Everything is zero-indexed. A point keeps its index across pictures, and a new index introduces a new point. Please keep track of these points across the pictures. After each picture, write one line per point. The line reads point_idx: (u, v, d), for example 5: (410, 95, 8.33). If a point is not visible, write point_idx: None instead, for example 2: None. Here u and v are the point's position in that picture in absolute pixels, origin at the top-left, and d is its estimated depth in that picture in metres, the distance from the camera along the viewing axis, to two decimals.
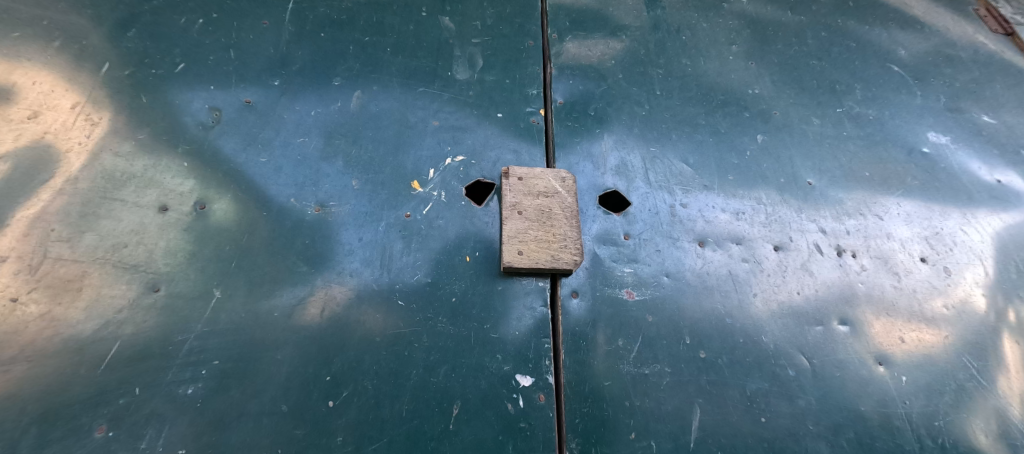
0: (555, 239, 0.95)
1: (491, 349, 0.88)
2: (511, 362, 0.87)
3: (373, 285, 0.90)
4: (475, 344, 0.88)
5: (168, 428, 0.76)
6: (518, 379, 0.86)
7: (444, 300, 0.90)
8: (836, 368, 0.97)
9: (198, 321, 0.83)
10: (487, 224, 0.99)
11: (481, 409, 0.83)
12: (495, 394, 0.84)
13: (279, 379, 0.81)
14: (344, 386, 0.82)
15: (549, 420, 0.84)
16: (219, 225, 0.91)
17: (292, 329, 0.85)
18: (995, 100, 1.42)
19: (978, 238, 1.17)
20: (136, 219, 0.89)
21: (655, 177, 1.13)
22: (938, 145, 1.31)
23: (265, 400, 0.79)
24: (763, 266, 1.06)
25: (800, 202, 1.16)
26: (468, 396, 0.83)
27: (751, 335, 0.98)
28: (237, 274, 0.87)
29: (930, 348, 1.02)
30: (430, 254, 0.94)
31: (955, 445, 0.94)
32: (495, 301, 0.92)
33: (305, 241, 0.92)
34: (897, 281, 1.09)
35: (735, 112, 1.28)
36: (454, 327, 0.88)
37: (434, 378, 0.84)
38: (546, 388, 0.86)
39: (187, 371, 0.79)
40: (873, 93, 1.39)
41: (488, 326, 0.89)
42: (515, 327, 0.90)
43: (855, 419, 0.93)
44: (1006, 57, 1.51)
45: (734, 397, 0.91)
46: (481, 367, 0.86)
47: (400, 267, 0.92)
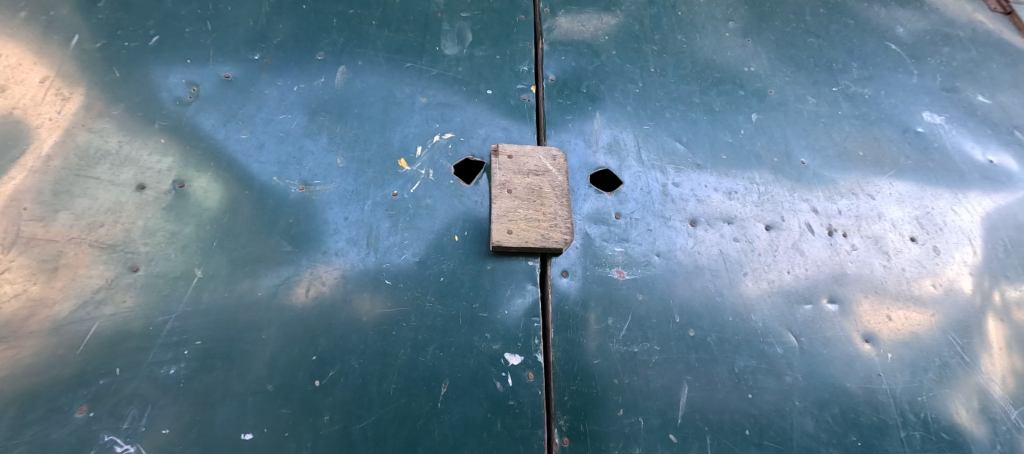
0: (545, 219, 0.94)
1: (480, 328, 0.87)
2: (499, 341, 0.87)
3: (361, 264, 0.89)
4: (463, 323, 0.87)
5: (150, 409, 0.75)
6: (507, 358, 0.86)
7: (431, 280, 0.90)
8: (824, 346, 0.98)
9: (178, 301, 0.82)
10: (476, 203, 0.98)
11: (470, 387, 0.83)
12: (483, 372, 0.84)
13: (264, 358, 0.80)
14: (331, 366, 0.82)
15: (537, 398, 0.84)
16: (200, 204, 0.89)
17: (277, 308, 0.84)
18: (992, 80, 1.41)
19: (968, 218, 1.17)
20: (111, 198, 0.87)
21: (647, 155, 1.12)
22: (932, 125, 1.30)
23: (251, 380, 0.79)
24: (755, 246, 1.06)
25: (793, 181, 1.16)
26: (456, 375, 0.84)
27: (741, 313, 0.98)
28: (219, 254, 0.86)
29: (916, 326, 1.03)
30: (417, 234, 0.93)
31: (937, 420, 0.95)
32: (484, 280, 0.91)
33: (290, 220, 0.91)
34: (887, 260, 1.09)
35: (730, 91, 1.26)
36: (442, 306, 0.88)
37: (422, 357, 0.84)
38: (535, 367, 0.86)
39: (169, 352, 0.79)
40: (869, 71, 1.37)
41: (477, 305, 0.89)
42: (505, 307, 0.90)
43: (840, 394, 0.94)
44: (1004, 36, 1.49)
45: (722, 374, 0.92)
46: (470, 346, 0.86)
47: (387, 247, 0.91)
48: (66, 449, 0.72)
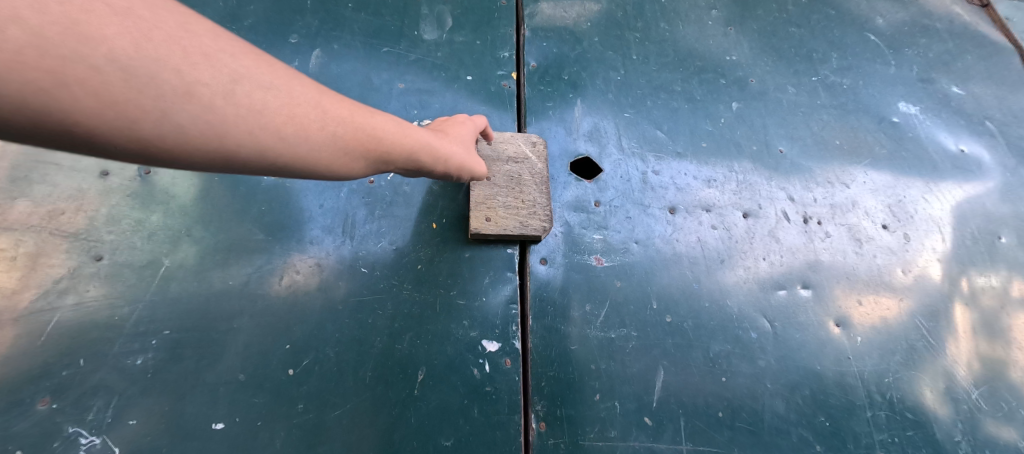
0: (524, 206, 0.94)
1: (457, 315, 0.88)
2: (477, 329, 0.87)
3: (337, 252, 0.89)
4: (440, 310, 0.87)
5: (116, 400, 0.75)
6: (485, 345, 0.86)
7: (408, 268, 0.90)
8: (796, 330, 1.00)
9: (146, 290, 0.82)
10: (455, 191, 0.97)
11: (447, 375, 0.83)
12: (461, 359, 0.85)
13: (237, 347, 0.81)
14: (306, 355, 0.82)
15: (514, 384, 0.85)
16: (166, 191, 0.89)
17: (249, 298, 0.84)
18: (966, 71, 1.43)
19: (938, 207, 1.20)
20: (73, 185, 0.87)
21: (627, 143, 1.13)
22: (908, 115, 1.32)
23: (222, 370, 0.79)
24: (732, 233, 1.08)
25: (771, 170, 1.17)
26: (433, 362, 0.84)
27: (717, 299, 1.00)
28: (187, 243, 0.86)
29: (886, 312, 1.06)
30: (394, 222, 0.93)
31: (902, 400, 0.98)
32: (462, 268, 0.91)
33: (262, 207, 0.90)
34: (859, 248, 1.12)
35: (711, 79, 1.27)
36: (419, 294, 0.88)
37: (399, 345, 0.84)
38: (511, 353, 0.87)
39: (136, 342, 0.79)
40: (848, 62, 1.39)
41: (454, 293, 0.89)
42: (482, 294, 0.90)
43: (811, 377, 0.97)
44: (980, 29, 1.52)
45: (698, 359, 0.94)
46: (448, 333, 0.86)
47: (363, 235, 0.91)
48: (29, 442, 0.71)
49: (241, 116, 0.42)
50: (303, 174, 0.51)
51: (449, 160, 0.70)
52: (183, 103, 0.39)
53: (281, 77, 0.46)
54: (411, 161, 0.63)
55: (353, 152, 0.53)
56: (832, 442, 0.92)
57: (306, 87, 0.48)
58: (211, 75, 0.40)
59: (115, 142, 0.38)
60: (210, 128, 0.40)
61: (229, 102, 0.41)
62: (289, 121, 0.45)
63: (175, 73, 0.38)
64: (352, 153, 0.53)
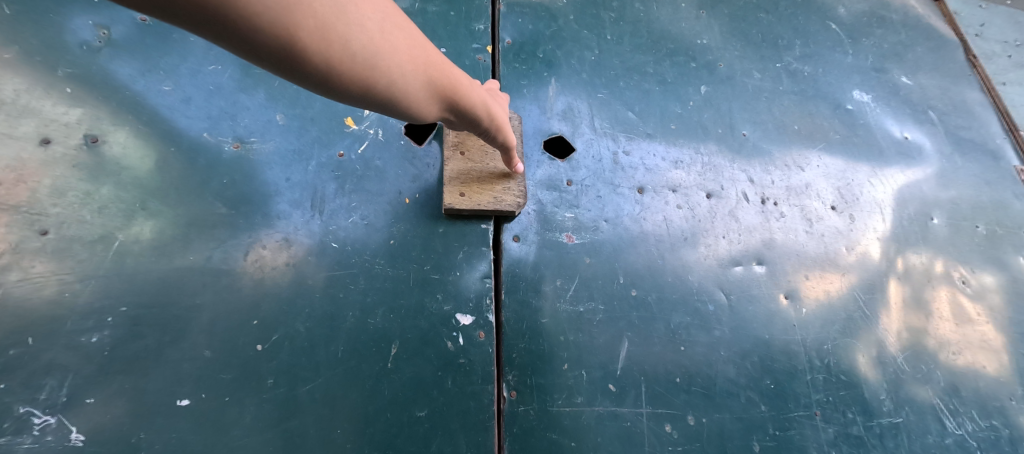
0: (496, 182, 0.98)
1: (431, 291, 0.91)
2: (450, 303, 0.91)
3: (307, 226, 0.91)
4: (413, 285, 0.90)
5: (70, 378, 0.75)
6: (458, 319, 0.90)
7: (381, 243, 0.92)
8: (749, 303, 1.08)
9: (99, 266, 0.81)
10: (426, 166, 1.00)
11: (421, 348, 0.87)
12: (435, 333, 0.88)
13: (200, 323, 0.81)
14: (274, 331, 0.83)
15: (488, 356, 0.89)
16: (118, 162, 0.87)
17: (212, 273, 0.84)
18: (916, 62, 1.52)
19: (881, 190, 1.30)
20: (11, 153, 0.84)
21: (600, 123, 1.16)
22: (861, 103, 1.40)
23: (186, 346, 0.80)
24: (696, 213, 1.14)
25: (733, 152, 1.24)
26: (407, 336, 0.87)
27: (679, 274, 1.06)
28: (142, 217, 0.85)
29: (830, 289, 1.15)
30: (365, 196, 0.95)
31: (838, 364, 1.08)
32: (436, 243, 0.94)
33: (223, 181, 0.90)
34: (809, 227, 1.20)
35: (682, 62, 1.31)
36: (392, 269, 0.91)
37: (372, 320, 0.87)
38: (485, 327, 0.91)
39: (91, 320, 0.78)
40: (810, 50, 1.45)
41: (428, 267, 0.92)
42: (455, 269, 0.93)
43: (760, 345, 1.05)
44: (931, 21, 1.61)
45: (659, 330, 1.00)
46: (422, 308, 0.89)
47: (333, 209, 0.93)
48: None
49: (369, 52, 0.49)
50: (383, 109, 0.59)
51: (491, 116, 0.80)
52: (337, 30, 0.46)
53: (401, 20, 0.53)
54: (460, 112, 0.72)
55: (429, 95, 0.62)
56: (777, 402, 1.01)
57: (416, 34, 0.56)
58: (359, 10, 0.47)
59: (276, 50, 0.44)
60: (346, 57, 0.48)
61: (365, 39, 0.48)
62: (397, 64, 0.53)
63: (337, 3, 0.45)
64: (434, 95, 0.63)
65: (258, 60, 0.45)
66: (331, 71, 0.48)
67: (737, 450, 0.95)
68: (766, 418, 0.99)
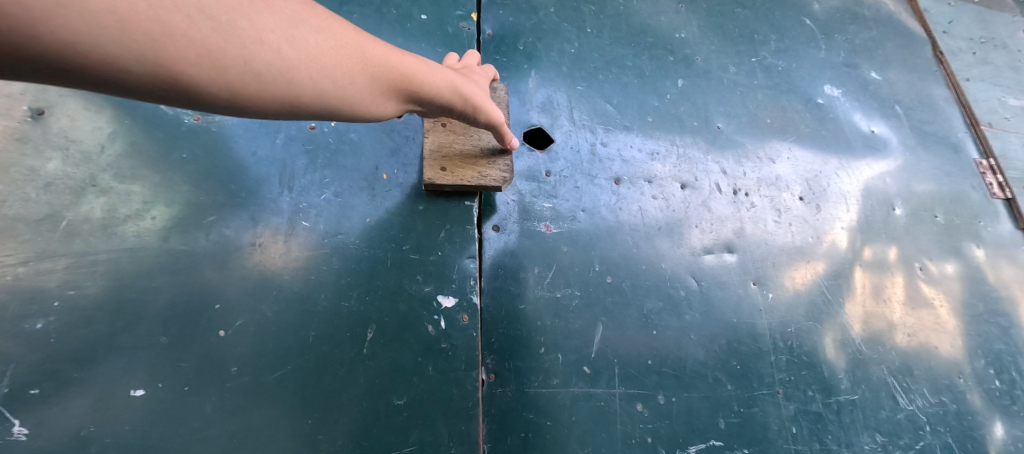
0: (475, 160, 1.02)
1: (410, 273, 0.95)
2: (431, 284, 0.95)
3: (271, 202, 0.94)
4: (391, 266, 0.95)
5: (13, 368, 0.75)
6: (440, 300, 0.95)
7: (357, 221, 0.97)
8: (719, 288, 1.14)
9: (47, 242, 0.82)
10: (405, 139, 1.06)
11: (400, 333, 0.91)
12: (415, 316, 0.93)
13: (155, 307, 0.83)
14: (237, 316, 0.86)
15: (471, 340, 0.93)
16: (66, 135, 0.89)
17: (166, 253, 0.86)
18: (886, 58, 1.58)
19: (848, 182, 1.36)
20: None
21: (578, 115, 1.20)
22: (831, 97, 1.46)
23: (140, 332, 0.81)
24: (670, 203, 1.19)
25: (708, 144, 1.28)
26: (384, 320, 0.91)
27: (652, 262, 1.12)
28: (94, 193, 0.87)
29: (800, 286, 1.20)
30: (337, 172, 0.99)
31: (800, 346, 1.14)
32: (416, 221, 1.00)
33: (181, 155, 0.92)
34: (778, 217, 1.26)
35: (660, 56, 1.35)
36: (368, 250, 0.95)
37: (347, 302, 0.91)
38: (469, 310, 0.95)
39: (34, 307, 0.79)
40: (785, 44, 1.49)
41: (406, 248, 0.97)
42: (433, 250, 0.98)
43: (728, 329, 1.11)
44: (903, 18, 1.66)
45: (632, 314, 1.06)
46: (401, 289, 0.94)
47: (303, 186, 0.97)
48: None
49: (284, 64, 0.49)
50: (336, 114, 0.59)
51: (459, 94, 0.78)
52: (236, 51, 0.45)
53: (313, 24, 0.52)
54: (425, 98, 0.71)
55: (375, 94, 0.61)
56: (742, 382, 1.07)
57: (338, 35, 0.54)
58: (255, 24, 0.47)
59: (180, 88, 0.44)
60: (259, 76, 0.47)
61: (274, 52, 0.48)
62: (324, 68, 0.52)
63: (224, 23, 0.45)
64: (382, 91, 0.62)
65: (177, 104, 0.47)
66: (251, 93, 0.48)
67: (705, 427, 1.02)
68: (732, 396, 1.05)
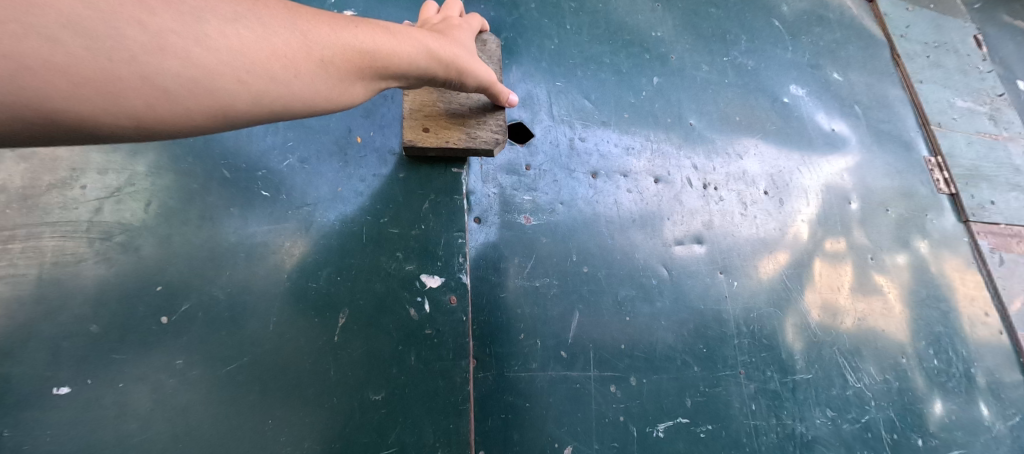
0: (456, 122, 1.01)
1: (386, 249, 0.95)
2: (412, 262, 0.95)
3: (220, 171, 0.87)
4: (367, 242, 0.94)
5: None
6: (424, 279, 0.95)
7: (327, 191, 0.95)
8: (688, 277, 1.21)
9: None
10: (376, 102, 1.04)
11: (378, 316, 0.90)
12: (393, 297, 0.92)
13: (86, 293, 0.75)
14: (183, 300, 0.79)
15: (459, 324, 0.95)
16: None
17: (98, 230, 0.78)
18: (847, 60, 1.67)
19: (810, 178, 1.45)
20: None
21: (557, 111, 1.25)
22: (796, 97, 1.54)
23: (66, 321, 0.73)
24: (644, 196, 1.25)
25: (681, 140, 1.35)
26: (358, 302, 0.90)
27: (627, 252, 1.18)
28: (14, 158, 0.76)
29: (764, 275, 1.29)
30: (301, 135, 0.95)
31: (762, 331, 1.23)
32: (396, 191, 0.99)
33: None
34: (744, 210, 1.34)
35: (637, 54, 1.40)
36: (342, 226, 0.94)
37: (315, 283, 0.88)
38: (456, 291, 0.96)
39: None
40: (755, 45, 1.56)
41: (383, 222, 0.96)
42: (413, 225, 0.98)
43: (696, 315, 1.18)
44: (864, 22, 1.76)
45: (607, 302, 1.12)
46: (379, 267, 0.93)
47: (265, 148, 0.92)
48: None
49: (196, 71, 0.44)
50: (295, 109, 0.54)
51: (428, 58, 0.71)
52: (133, 68, 0.41)
53: (228, 14, 0.47)
54: (392, 69, 0.64)
55: (327, 83, 0.55)
56: (707, 363, 1.15)
57: (262, 23, 0.49)
58: (150, 29, 0.42)
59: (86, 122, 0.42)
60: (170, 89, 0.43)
61: (183, 59, 0.43)
62: (253, 65, 0.47)
63: (107, 35, 0.40)
64: (337, 76, 0.56)
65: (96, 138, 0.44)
66: (172, 110, 0.44)
67: (674, 405, 1.09)
68: (698, 377, 1.13)
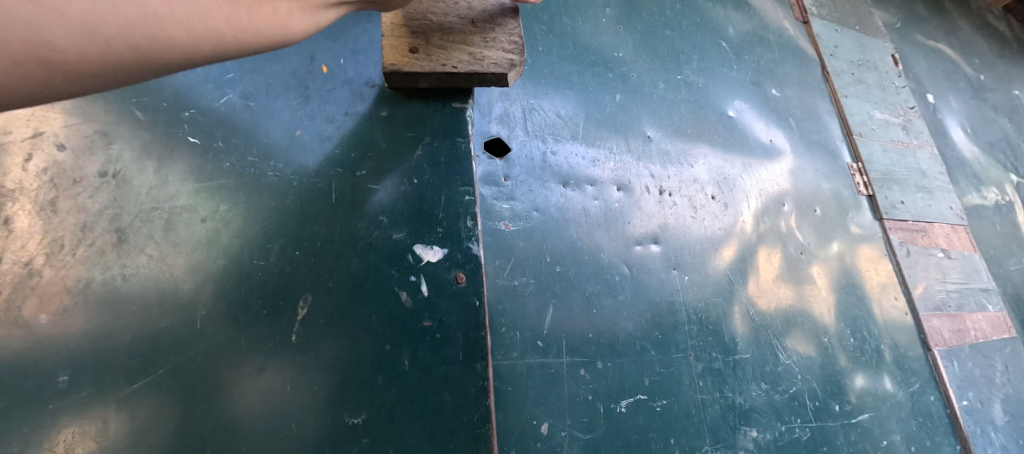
0: (441, 49, 1.03)
1: (362, 216, 1.00)
2: (400, 232, 1.02)
3: (131, 114, 0.86)
4: (341, 207, 0.99)
5: None
6: (416, 249, 1.02)
7: (283, 134, 0.99)
8: (647, 273, 1.39)
9: None
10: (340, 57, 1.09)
11: (360, 302, 0.95)
12: (377, 271, 0.98)
13: None
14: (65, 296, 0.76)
15: (455, 296, 1.02)
16: None
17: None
18: (783, 77, 1.89)
19: (750, 182, 1.66)
20: None
21: (532, 127, 1.40)
22: (739, 111, 1.75)
23: None
24: (608, 203, 1.42)
25: (639, 151, 1.51)
26: (330, 285, 0.94)
27: (594, 253, 1.35)
28: None
29: (709, 270, 1.48)
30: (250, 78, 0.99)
31: (709, 318, 1.43)
32: (372, 154, 1.05)
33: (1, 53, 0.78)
34: (695, 214, 1.51)
35: (601, 73, 1.56)
36: (305, 184, 0.98)
37: (273, 258, 0.92)
38: (464, 267, 1.05)
39: None
40: (704, 65, 1.76)
41: (362, 180, 1.03)
42: (390, 190, 1.04)
43: (652, 306, 1.36)
44: (798, 42, 1.99)
45: (576, 297, 1.28)
46: (356, 236, 0.98)
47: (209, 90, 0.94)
48: None
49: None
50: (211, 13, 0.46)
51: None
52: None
53: None
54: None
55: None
56: (662, 347, 1.34)
57: None
58: None
59: None
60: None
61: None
62: None
63: None
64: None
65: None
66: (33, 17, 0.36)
67: (634, 384, 1.27)
68: (654, 360, 1.32)
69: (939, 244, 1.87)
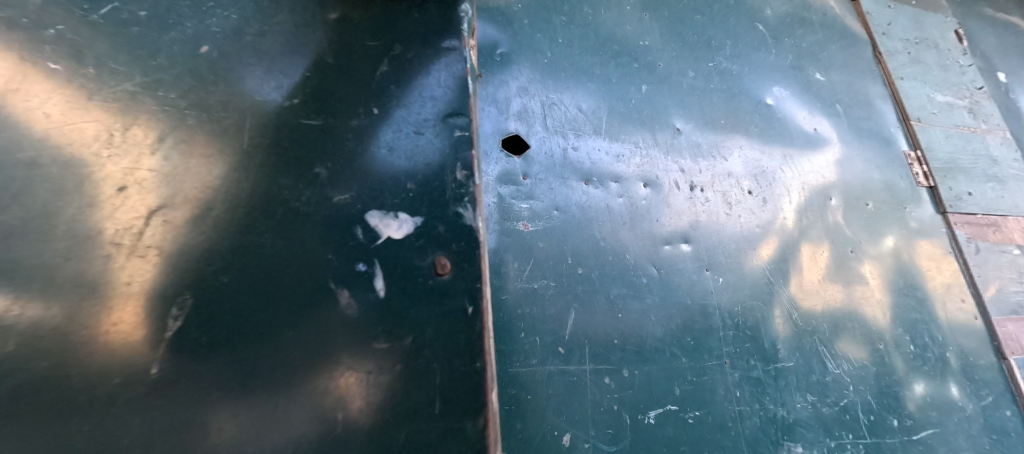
0: None
1: (287, 172, 0.68)
2: (352, 197, 0.71)
3: None
4: (259, 151, 0.67)
5: None
6: (373, 221, 0.71)
7: None
8: (676, 275, 1.30)
9: None
10: None
11: (277, 306, 0.64)
12: (310, 256, 0.67)
13: None
14: None
15: (427, 292, 0.70)
16: None
17: None
18: (828, 61, 1.74)
19: (791, 175, 1.53)
20: None
21: (551, 122, 1.33)
22: (779, 99, 1.62)
23: None
24: (634, 200, 1.34)
25: (668, 145, 1.43)
26: (227, 280, 0.62)
27: (618, 253, 1.27)
28: None
29: (745, 271, 1.37)
30: None
31: (746, 322, 1.32)
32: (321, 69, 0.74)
33: None
34: (729, 209, 1.42)
35: (625, 63, 1.48)
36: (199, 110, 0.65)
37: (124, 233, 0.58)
38: (449, 252, 0.72)
39: None
40: (739, 50, 1.63)
41: (299, 110, 0.71)
42: (343, 133, 0.73)
43: (682, 309, 1.28)
44: (846, 22, 1.82)
45: (600, 300, 1.21)
46: (277, 200, 0.67)
47: None
48: None
49: None
50: None
51: None
52: None
53: None
54: None
55: None
56: (694, 354, 1.25)
57: None
58: None
59: None
60: None
61: None
62: None
63: None
64: None
65: None
66: None
67: (663, 393, 1.19)
68: (685, 367, 1.23)
69: (1014, 239, 1.67)
